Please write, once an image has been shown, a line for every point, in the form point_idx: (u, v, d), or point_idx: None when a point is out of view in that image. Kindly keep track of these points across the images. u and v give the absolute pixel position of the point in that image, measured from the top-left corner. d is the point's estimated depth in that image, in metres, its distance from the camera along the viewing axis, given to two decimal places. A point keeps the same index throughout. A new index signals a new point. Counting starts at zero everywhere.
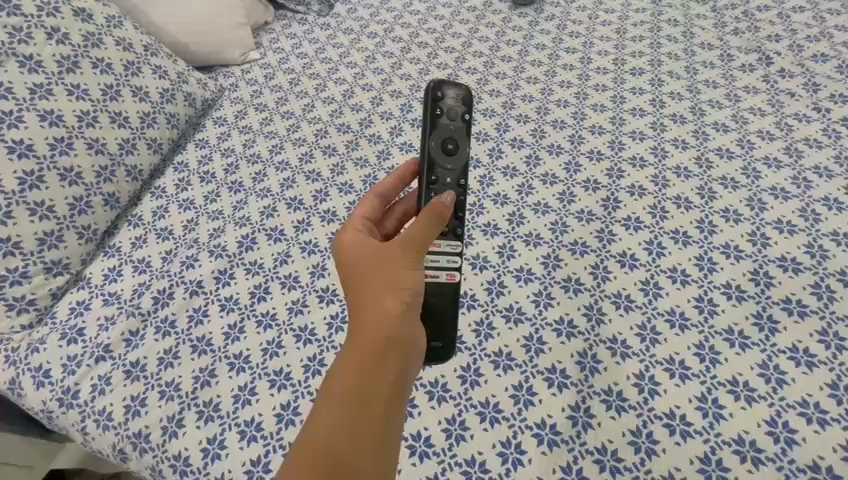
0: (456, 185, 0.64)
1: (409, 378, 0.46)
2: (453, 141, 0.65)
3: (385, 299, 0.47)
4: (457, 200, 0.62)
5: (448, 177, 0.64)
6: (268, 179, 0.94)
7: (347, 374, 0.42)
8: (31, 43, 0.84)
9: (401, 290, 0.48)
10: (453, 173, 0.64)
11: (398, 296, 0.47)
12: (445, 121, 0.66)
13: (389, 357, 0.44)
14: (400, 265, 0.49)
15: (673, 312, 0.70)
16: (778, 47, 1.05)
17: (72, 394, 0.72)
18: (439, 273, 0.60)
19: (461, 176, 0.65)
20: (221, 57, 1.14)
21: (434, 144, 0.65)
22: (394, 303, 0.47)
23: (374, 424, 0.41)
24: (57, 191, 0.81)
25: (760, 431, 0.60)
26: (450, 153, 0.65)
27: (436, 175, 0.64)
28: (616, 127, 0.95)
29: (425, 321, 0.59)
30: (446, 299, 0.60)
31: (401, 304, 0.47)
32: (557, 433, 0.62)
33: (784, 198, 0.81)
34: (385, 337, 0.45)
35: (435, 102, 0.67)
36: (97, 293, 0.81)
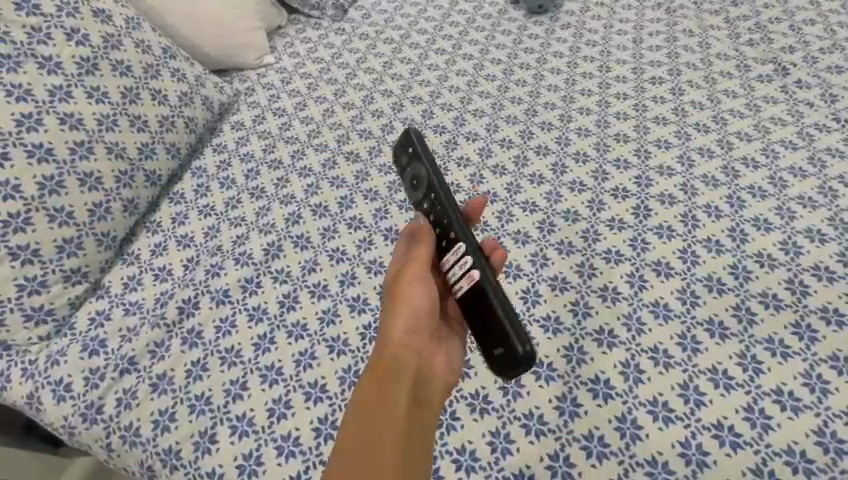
0: (431, 205, 0.63)
1: (425, 398, 0.49)
2: (415, 176, 0.67)
3: (395, 325, 0.51)
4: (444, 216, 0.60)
5: (427, 204, 0.63)
6: (291, 185, 0.92)
7: (361, 395, 0.46)
8: (50, 44, 0.82)
9: (407, 316, 0.52)
10: (425, 197, 0.64)
11: (405, 322, 0.52)
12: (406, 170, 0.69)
13: (401, 377, 0.48)
14: (409, 290, 0.54)
15: (712, 321, 0.70)
16: (793, 58, 1.06)
17: (96, 409, 0.69)
18: (459, 282, 0.56)
19: (432, 192, 0.63)
20: (236, 61, 1.11)
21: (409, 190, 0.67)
22: (406, 326, 0.52)
23: (399, 437, 0.43)
24: (77, 197, 0.78)
25: (810, 441, 0.60)
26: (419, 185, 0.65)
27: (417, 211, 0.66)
28: (641, 135, 0.95)
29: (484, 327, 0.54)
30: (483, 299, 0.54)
31: (406, 330, 0.52)
32: (606, 446, 0.61)
33: (813, 208, 0.81)
34: (396, 361, 0.49)
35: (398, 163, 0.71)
36: (117, 302, 0.78)
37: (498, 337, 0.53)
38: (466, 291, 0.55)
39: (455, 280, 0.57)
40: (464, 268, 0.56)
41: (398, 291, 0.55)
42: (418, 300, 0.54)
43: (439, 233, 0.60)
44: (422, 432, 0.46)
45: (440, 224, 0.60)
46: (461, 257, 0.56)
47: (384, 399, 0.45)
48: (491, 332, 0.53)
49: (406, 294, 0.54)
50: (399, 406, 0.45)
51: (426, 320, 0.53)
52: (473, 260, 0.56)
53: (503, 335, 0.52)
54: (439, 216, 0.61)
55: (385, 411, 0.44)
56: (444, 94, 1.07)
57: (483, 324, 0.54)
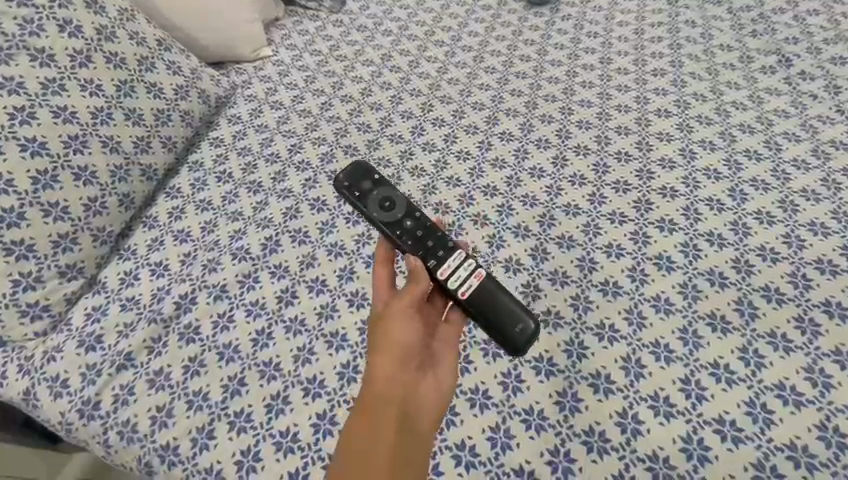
0: (418, 221, 0.65)
1: (415, 423, 0.47)
2: (386, 198, 0.67)
3: (380, 357, 0.48)
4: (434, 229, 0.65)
5: (407, 223, 0.65)
6: (289, 179, 0.91)
7: (350, 428, 0.45)
8: (43, 36, 0.80)
9: (395, 341, 0.50)
10: (408, 215, 0.66)
11: (393, 347, 0.49)
12: (368, 194, 0.68)
13: (388, 405, 0.46)
14: (394, 321, 0.51)
15: (714, 316, 0.69)
16: (796, 49, 1.05)
17: (93, 405, 0.69)
18: (468, 282, 0.60)
19: (414, 210, 0.67)
20: (232, 53, 1.10)
21: (378, 215, 0.66)
22: (392, 357, 0.48)
23: (388, 465, 0.43)
24: (72, 192, 0.77)
25: (812, 436, 0.59)
26: (392, 207, 0.67)
27: (398, 232, 0.65)
28: (642, 128, 0.94)
29: (502, 315, 0.59)
30: (495, 292, 0.60)
31: (394, 355, 0.49)
32: (607, 441, 0.61)
33: (816, 200, 0.80)
34: (383, 389, 0.47)
35: (352, 190, 0.69)
36: (114, 298, 0.78)
37: (517, 316, 0.60)
38: (477, 288, 0.60)
39: (460, 279, 0.60)
40: (467, 267, 0.61)
41: (383, 320, 0.52)
42: (405, 325, 0.51)
43: (434, 244, 0.63)
44: (412, 458, 0.45)
45: (433, 236, 0.64)
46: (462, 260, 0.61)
47: (371, 431, 0.44)
48: (504, 315, 0.60)
49: (391, 320, 0.51)
50: (384, 437, 0.44)
51: (414, 345, 0.51)
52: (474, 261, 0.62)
53: (514, 313, 0.60)
54: (429, 229, 0.64)
55: (372, 442, 0.44)
56: (443, 86, 1.06)
57: (494, 311, 0.59)
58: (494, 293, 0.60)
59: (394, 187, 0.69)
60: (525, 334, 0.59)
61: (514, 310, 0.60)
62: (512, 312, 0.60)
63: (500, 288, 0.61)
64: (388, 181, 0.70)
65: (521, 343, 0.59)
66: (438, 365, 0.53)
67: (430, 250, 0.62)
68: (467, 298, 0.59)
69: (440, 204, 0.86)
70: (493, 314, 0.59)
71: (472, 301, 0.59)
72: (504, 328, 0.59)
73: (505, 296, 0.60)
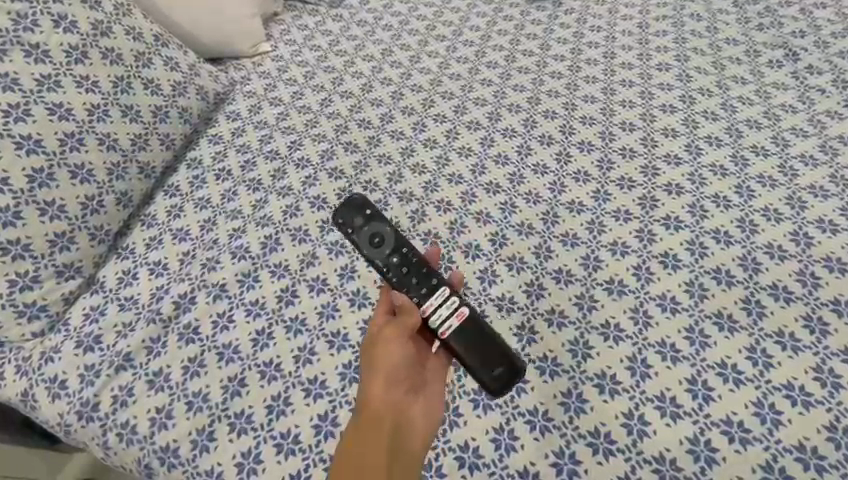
0: (404, 258, 0.66)
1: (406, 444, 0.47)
2: (375, 234, 0.68)
3: (373, 380, 0.49)
4: (420, 266, 0.65)
5: (393, 259, 0.66)
6: (289, 176, 0.90)
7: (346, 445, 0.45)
8: (37, 31, 0.79)
9: (389, 363, 0.51)
10: (395, 251, 0.67)
11: (388, 368, 0.51)
12: (359, 229, 0.69)
13: (382, 422, 0.47)
14: (386, 345, 0.52)
15: (721, 315, 0.68)
16: (803, 43, 1.03)
17: (92, 407, 0.68)
18: (449, 321, 0.60)
19: (402, 246, 0.67)
20: (231, 48, 1.08)
21: (366, 250, 0.68)
22: (384, 380, 0.49)
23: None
24: (68, 191, 0.76)
25: (821, 438, 0.58)
26: (380, 243, 0.68)
27: (384, 267, 0.66)
28: (647, 123, 0.93)
29: (481, 357, 0.60)
30: (476, 333, 0.60)
31: (388, 375, 0.50)
32: (613, 442, 0.60)
33: (824, 197, 0.79)
34: (378, 408, 0.47)
35: (343, 226, 0.70)
36: (112, 298, 0.77)
37: (497, 359, 0.60)
38: (457, 328, 0.60)
39: (442, 318, 0.60)
40: (449, 305, 0.61)
41: (376, 344, 0.53)
42: (398, 348, 0.52)
43: (418, 282, 0.63)
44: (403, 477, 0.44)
45: (418, 273, 0.64)
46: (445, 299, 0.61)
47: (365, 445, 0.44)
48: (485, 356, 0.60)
49: (385, 342, 0.52)
50: (379, 451, 0.44)
51: (405, 368, 0.52)
52: (458, 298, 0.62)
53: (495, 353, 0.60)
54: (416, 267, 0.65)
55: (367, 456, 0.44)
56: (445, 82, 1.04)
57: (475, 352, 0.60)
58: (477, 332, 0.60)
59: (385, 221, 0.70)
60: (503, 378, 0.60)
61: (495, 351, 0.60)
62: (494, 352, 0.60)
63: (483, 330, 0.61)
64: (380, 215, 0.71)
65: (498, 386, 0.60)
66: (428, 390, 0.54)
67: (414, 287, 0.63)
68: (448, 337, 0.59)
69: (442, 201, 0.85)
70: (474, 354, 0.60)
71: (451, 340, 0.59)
72: (484, 368, 0.60)
73: (487, 335, 0.61)
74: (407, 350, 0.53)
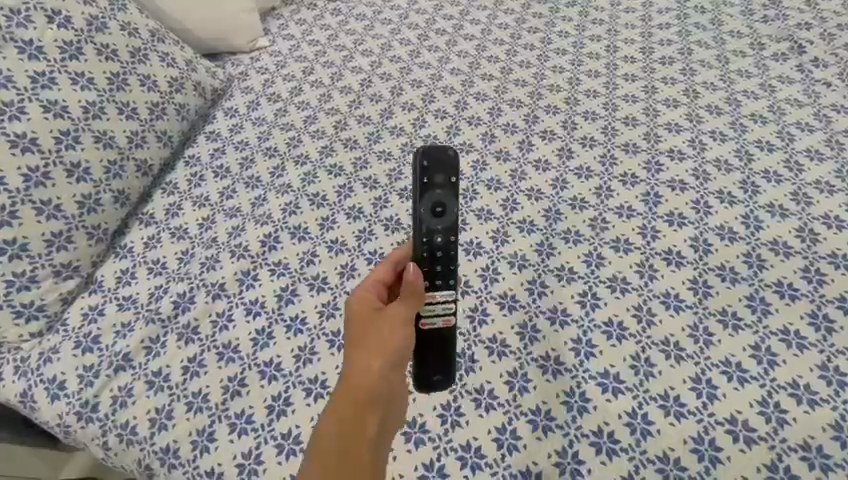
0: (448, 245, 0.57)
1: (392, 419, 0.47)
2: (442, 203, 0.58)
3: (369, 364, 0.45)
4: (451, 263, 0.57)
5: (438, 237, 0.57)
6: (288, 174, 0.89)
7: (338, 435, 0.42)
8: (30, 27, 0.78)
9: (390, 347, 0.47)
10: (444, 233, 0.57)
11: (388, 352, 0.47)
12: (432, 185, 0.58)
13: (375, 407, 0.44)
14: (386, 330, 0.48)
15: (725, 312, 0.68)
16: (809, 36, 1.01)
17: (91, 407, 0.67)
18: (435, 319, 0.57)
19: (454, 235, 0.58)
20: (227, 44, 1.07)
21: (424, 209, 0.57)
22: (384, 366, 0.45)
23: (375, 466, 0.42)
24: (64, 189, 0.75)
25: (827, 437, 0.58)
26: (440, 214, 0.58)
27: (423, 239, 0.57)
28: (650, 118, 0.91)
29: (435, 358, 0.59)
30: (446, 341, 0.58)
31: (388, 360, 0.46)
32: (616, 442, 0.60)
33: (830, 193, 0.78)
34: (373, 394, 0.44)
35: (424, 170, 0.58)
36: (110, 297, 0.76)
37: (444, 367, 0.60)
38: (437, 328, 0.57)
39: (434, 311, 0.56)
40: (446, 306, 0.57)
41: (374, 324, 0.48)
42: (400, 332, 0.49)
43: (443, 272, 0.57)
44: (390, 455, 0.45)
45: (446, 267, 0.57)
46: (445, 301, 0.57)
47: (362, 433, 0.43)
48: (437, 361, 0.59)
49: (386, 326, 0.48)
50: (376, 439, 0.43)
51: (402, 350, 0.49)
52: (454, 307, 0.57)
53: (445, 366, 0.59)
54: (449, 262, 0.57)
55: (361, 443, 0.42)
56: (445, 77, 1.03)
57: (433, 352, 0.58)
58: (446, 343, 0.58)
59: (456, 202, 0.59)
60: (437, 383, 0.60)
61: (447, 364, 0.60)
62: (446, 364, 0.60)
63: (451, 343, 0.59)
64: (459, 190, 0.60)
65: (428, 384, 0.60)
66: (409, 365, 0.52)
67: (433, 274, 0.56)
68: (424, 330, 0.57)
69: None
70: (429, 354, 0.58)
71: (424, 333, 0.57)
72: (428, 370, 0.59)
73: (450, 349, 0.59)
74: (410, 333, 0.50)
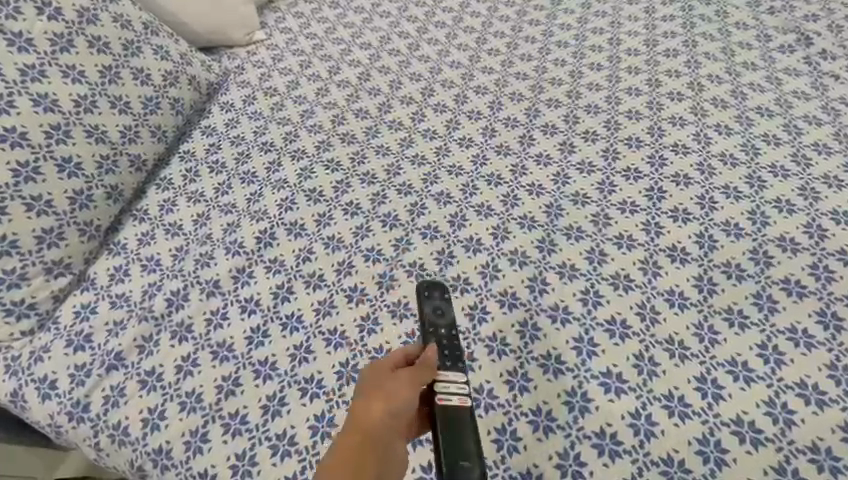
0: (451, 335, 0.58)
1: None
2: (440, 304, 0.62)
3: (376, 410, 0.45)
4: (456, 349, 0.56)
5: (441, 329, 0.58)
6: (284, 169, 0.87)
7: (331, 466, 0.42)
8: (19, 18, 0.76)
9: (398, 401, 0.46)
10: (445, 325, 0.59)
11: (395, 405, 0.46)
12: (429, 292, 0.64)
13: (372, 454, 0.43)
14: (395, 386, 0.47)
15: (730, 310, 0.66)
16: (817, 27, 0.99)
17: (82, 407, 0.66)
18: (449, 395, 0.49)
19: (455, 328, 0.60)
20: (223, 37, 1.04)
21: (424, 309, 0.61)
22: (387, 415, 0.45)
23: None
24: (55, 184, 0.73)
25: (836, 438, 0.56)
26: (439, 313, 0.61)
27: (427, 333, 0.58)
28: (654, 112, 0.89)
29: (454, 436, 0.46)
30: (465, 419, 0.48)
31: (393, 411, 0.46)
32: (619, 443, 0.58)
33: (839, 187, 0.76)
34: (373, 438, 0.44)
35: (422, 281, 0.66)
36: (103, 295, 0.74)
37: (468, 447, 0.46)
38: (450, 400, 0.49)
39: (445, 387, 0.50)
40: (458, 381, 0.51)
41: (386, 380, 0.48)
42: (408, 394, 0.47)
43: (451, 354, 0.55)
44: None
45: (453, 353, 0.55)
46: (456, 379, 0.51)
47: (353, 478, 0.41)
48: (452, 438, 0.46)
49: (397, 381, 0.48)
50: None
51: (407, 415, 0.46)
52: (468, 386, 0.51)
53: (469, 444, 0.46)
54: (455, 348, 0.56)
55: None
56: (444, 70, 1.01)
57: (451, 430, 0.46)
58: (464, 419, 0.48)
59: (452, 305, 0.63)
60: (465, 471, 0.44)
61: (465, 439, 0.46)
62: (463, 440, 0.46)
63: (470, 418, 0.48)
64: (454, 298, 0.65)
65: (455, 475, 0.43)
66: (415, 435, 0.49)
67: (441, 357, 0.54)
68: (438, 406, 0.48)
69: (441, 194, 0.82)
70: (442, 433, 0.46)
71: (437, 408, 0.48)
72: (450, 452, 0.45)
73: (470, 427, 0.47)
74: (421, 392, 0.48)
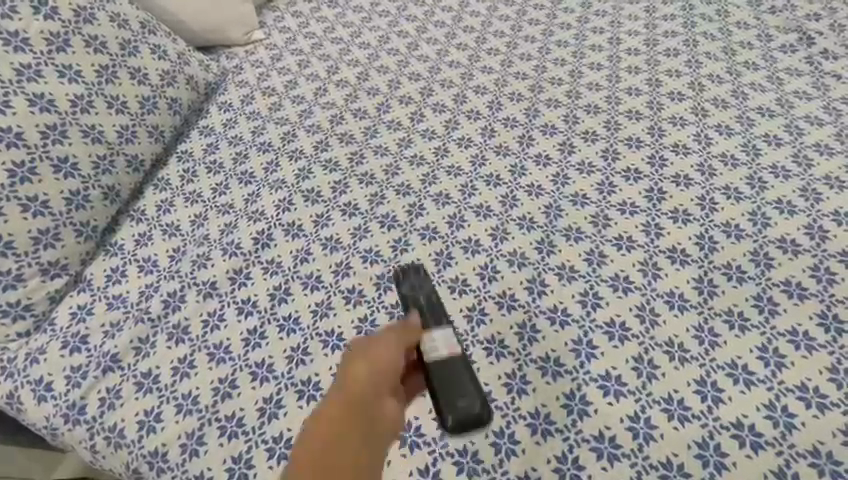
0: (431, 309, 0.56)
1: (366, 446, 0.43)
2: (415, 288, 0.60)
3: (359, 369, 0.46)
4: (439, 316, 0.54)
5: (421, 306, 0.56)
6: (282, 169, 0.87)
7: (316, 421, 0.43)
8: (15, 18, 0.76)
9: (380, 361, 0.46)
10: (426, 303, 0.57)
11: (379, 364, 0.46)
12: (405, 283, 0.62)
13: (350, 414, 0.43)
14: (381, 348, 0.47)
15: (731, 312, 0.66)
16: (819, 26, 0.98)
17: (77, 410, 0.66)
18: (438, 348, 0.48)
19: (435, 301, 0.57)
20: (222, 35, 1.04)
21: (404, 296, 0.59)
22: (367, 372, 0.45)
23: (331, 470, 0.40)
24: (51, 185, 0.73)
25: (837, 442, 0.55)
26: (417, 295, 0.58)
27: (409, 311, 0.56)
28: (654, 112, 0.89)
29: (450, 382, 0.46)
30: (458, 367, 0.48)
31: (375, 370, 0.46)
32: (618, 447, 0.58)
33: (841, 188, 0.76)
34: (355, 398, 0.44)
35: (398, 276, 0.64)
36: (99, 296, 0.74)
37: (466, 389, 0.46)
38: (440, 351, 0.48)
39: (433, 343, 0.49)
40: (444, 335, 0.50)
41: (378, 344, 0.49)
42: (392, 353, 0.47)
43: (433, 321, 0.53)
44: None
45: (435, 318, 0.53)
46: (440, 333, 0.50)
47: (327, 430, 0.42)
48: (450, 383, 0.46)
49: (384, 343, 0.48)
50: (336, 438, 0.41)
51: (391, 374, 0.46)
52: (455, 335, 0.50)
53: (468, 387, 0.47)
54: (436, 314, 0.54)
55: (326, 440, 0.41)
56: (443, 69, 1.00)
57: (447, 376, 0.47)
58: (458, 365, 0.48)
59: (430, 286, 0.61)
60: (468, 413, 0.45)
61: (463, 382, 0.47)
62: (463, 382, 0.47)
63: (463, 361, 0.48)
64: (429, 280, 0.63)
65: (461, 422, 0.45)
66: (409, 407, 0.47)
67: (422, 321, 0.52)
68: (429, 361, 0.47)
69: (440, 195, 0.82)
70: (439, 379, 0.46)
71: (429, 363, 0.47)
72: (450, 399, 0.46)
73: (465, 370, 0.48)
74: (400, 348, 0.47)
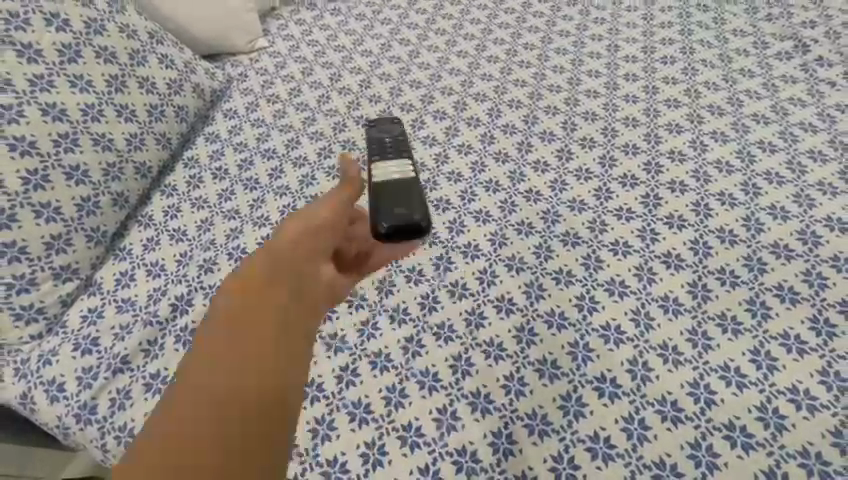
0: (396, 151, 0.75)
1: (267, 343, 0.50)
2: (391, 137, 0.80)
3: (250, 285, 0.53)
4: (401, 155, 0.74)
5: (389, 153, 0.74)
6: (286, 175, 0.89)
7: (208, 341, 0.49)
8: (28, 30, 0.78)
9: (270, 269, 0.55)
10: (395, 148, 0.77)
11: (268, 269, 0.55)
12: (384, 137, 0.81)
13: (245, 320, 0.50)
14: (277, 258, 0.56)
15: (724, 316, 0.67)
16: (814, 34, 1.00)
17: (89, 410, 0.68)
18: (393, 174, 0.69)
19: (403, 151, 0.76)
20: (228, 43, 1.06)
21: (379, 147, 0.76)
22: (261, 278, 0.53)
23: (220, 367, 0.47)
24: (64, 192, 0.75)
25: (826, 443, 0.57)
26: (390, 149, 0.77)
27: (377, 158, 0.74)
28: (650, 118, 0.91)
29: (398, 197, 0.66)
30: (407, 187, 0.67)
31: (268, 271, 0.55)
32: (612, 447, 0.59)
33: (833, 194, 0.77)
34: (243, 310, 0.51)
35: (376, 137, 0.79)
36: (109, 299, 0.76)
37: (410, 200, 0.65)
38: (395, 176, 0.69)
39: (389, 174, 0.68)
40: (400, 166, 0.71)
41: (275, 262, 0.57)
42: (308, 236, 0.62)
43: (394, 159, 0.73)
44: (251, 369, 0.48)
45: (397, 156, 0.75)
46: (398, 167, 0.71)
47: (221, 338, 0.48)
48: (398, 200, 0.65)
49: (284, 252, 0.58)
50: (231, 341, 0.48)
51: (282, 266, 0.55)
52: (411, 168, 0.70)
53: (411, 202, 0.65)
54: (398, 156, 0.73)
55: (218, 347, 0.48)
56: (444, 77, 1.02)
57: (397, 193, 0.66)
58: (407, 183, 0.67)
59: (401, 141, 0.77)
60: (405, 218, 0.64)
61: (409, 197, 0.65)
62: (407, 198, 0.65)
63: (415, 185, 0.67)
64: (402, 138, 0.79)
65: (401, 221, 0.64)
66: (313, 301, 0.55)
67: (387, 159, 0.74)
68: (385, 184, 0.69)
69: (440, 200, 0.83)
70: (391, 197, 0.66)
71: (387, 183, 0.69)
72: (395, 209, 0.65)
73: (413, 191, 0.67)
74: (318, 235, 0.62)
